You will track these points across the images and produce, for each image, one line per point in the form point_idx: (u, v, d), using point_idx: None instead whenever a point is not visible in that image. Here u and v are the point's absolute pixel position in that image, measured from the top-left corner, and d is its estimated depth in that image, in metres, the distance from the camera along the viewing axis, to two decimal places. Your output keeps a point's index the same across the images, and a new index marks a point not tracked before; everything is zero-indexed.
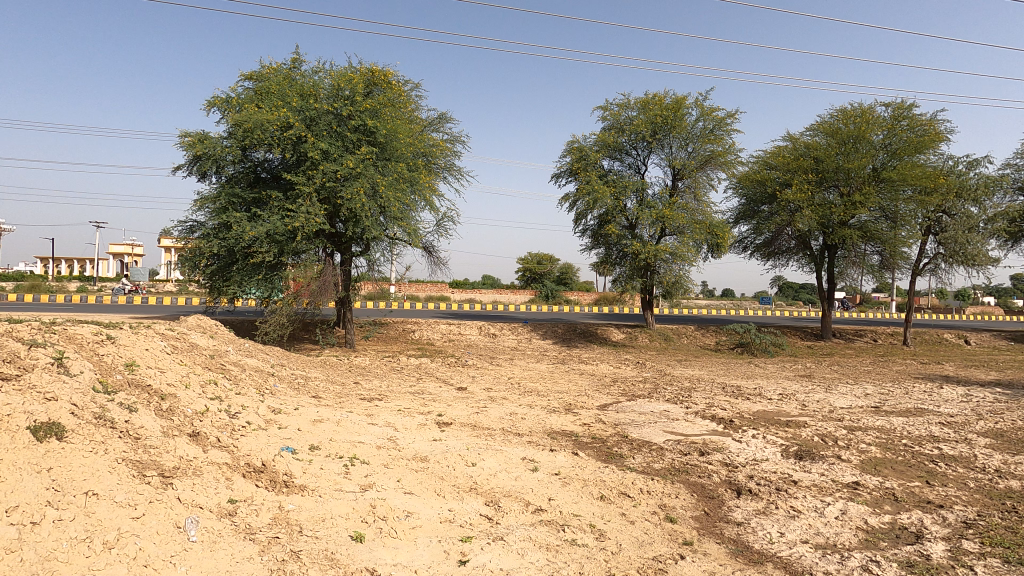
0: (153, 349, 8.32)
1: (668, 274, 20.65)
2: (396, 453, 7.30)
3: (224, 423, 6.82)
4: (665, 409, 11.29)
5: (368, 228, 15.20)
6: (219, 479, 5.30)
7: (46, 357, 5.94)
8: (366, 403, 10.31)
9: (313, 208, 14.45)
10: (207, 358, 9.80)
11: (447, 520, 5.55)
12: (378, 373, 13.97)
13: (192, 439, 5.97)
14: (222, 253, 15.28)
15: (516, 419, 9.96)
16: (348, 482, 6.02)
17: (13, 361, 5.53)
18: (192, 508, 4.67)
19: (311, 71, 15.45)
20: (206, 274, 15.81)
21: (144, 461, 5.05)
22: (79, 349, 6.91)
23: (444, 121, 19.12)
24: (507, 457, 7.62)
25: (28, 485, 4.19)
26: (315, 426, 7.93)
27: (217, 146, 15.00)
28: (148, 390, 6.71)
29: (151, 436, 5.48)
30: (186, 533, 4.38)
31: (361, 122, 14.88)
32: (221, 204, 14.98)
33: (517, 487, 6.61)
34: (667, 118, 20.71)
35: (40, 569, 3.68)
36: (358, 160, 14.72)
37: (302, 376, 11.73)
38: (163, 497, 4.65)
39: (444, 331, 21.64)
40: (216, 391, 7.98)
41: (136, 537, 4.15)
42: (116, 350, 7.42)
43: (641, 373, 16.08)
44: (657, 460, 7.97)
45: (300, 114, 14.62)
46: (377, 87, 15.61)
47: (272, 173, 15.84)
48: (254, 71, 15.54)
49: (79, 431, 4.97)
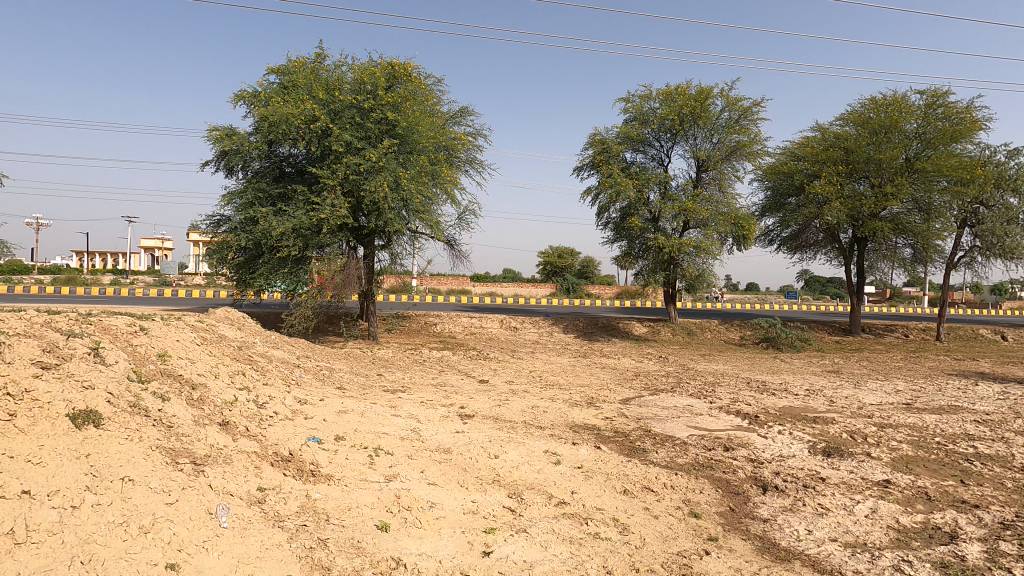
0: (184, 340, 8.52)
1: (691, 267, 20.40)
2: (420, 444, 7.36)
3: (253, 413, 6.96)
4: (689, 403, 11.17)
5: (391, 221, 15.29)
6: (248, 467, 5.41)
7: (83, 347, 6.13)
8: (389, 395, 10.44)
9: (338, 201, 14.55)
10: (235, 349, 10.00)
11: (470, 511, 5.58)
12: (401, 365, 14.12)
13: (221, 428, 6.11)
14: (249, 246, 15.52)
15: (538, 412, 9.95)
16: (373, 473, 6.10)
17: (52, 351, 5.71)
18: (223, 495, 4.78)
19: (335, 66, 15.55)
20: (232, 267, 16.06)
21: (177, 448, 5.18)
22: (114, 339, 7.12)
23: (466, 114, 19.15)
24: (530, 450, 7.64)
25: (68, 471, 4.31)
26: (340, 416, 8.03)
27: (244, 141, 15.29)
28: (180, 379, 6.88)
29: (183, 425, 5.62)
30: (217, 519, 4.48)
31: (383, 115, 14.92)
32: (248, 198, 15.21)
33: (540, 479, 6.62)
34: (692, 108, 20.33)
35: (80, 551, 3.78)
36: (380, 153, 14.79)
37: (327, 368, 11.91)
38: (195, 484, 4.76)
39: (465, 324, 21.77)
40: (245, 382, 8.17)
41: (171, 522, 4.26)
42: (148, 341, 7.62)
43: (664, 367, 15.95)
44: (681, 455, 7.88)
45: (324, 108, 14.77)
46: (399, 80, 15.51)
47: (297, 167, 16.04)
48: (281, 65, 15.73)
49: (115, 419, 5.11)
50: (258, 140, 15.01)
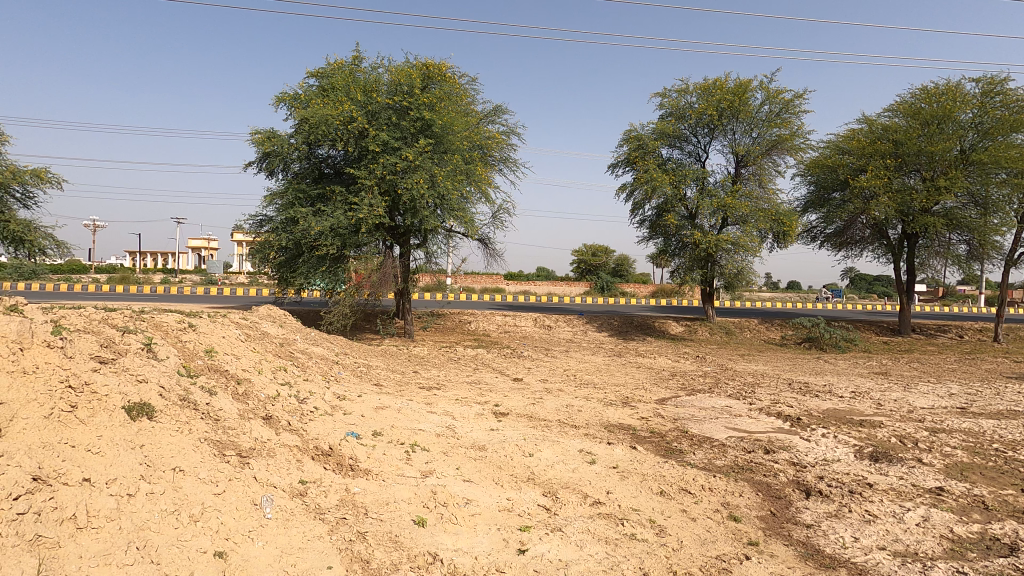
0: (229, 337, 8.84)
1: (730, 265, 19.93)
2: (455, 441, 7.44)
3: (294, 408, 7.17)
4: (727, 404, 10.92)
5: (426, 219, 15.46)
6: (291, 460, 5.58)
7: (137, 343, 6.42)
8: (425, 391, 10.58)
9: (375, 200, 14.80)
10: (277, 346, 10.31)
11: (506, 509, 5.61)
12: (436, 363, 14.29)
13: (265, 421, 6.32)
14: (289, 246, 15.95)
15: (573, 411, 9.91)
16: (409, 468, 6.20)
17: (109, 346, 6.00)
18: (267, 487, 4.94)
19: (372, 68, 15.83)
20: (274, 265, 16.55)
21: (224, 441, 5.38)
22: (165, 335, 7.44)
23: (500, 113, 19.22)
24: (565, 449, 7.62)
25: (124, 461, 4.43)
26: (377, 412, 8.18)
27: (285, 143, 15.72)
28: (226, 374, 7.13)
29: (229, 418, 5.83)
30: (262, 510, 4.63)
31: (418, 115, 15.10)
32: (288, 199, 15.63)
33: (575, 478, 6.59)
34: (731, 102, 19.83)
35: (135, 538, 3.85)
36: (416, 153, 14.98)
37: (365, 365, 12.15)
38: (241, 475, 4.94)
39: (500, 323, 21.85)
40: (286, 377, 8.42)
41: (218, 512, 4.40)
42: (196, 337, 7.94)
43: (701, 367, 15.64)
44: (719, 457, 7.72)
45: (361, 109, 15.04)
46: (434, 80, 15.71)
47: (335, 168, 16.40)
48: (320, 68, 16.10)
49: (167, 411, 5.34)
50: (299, 142, 15.40)
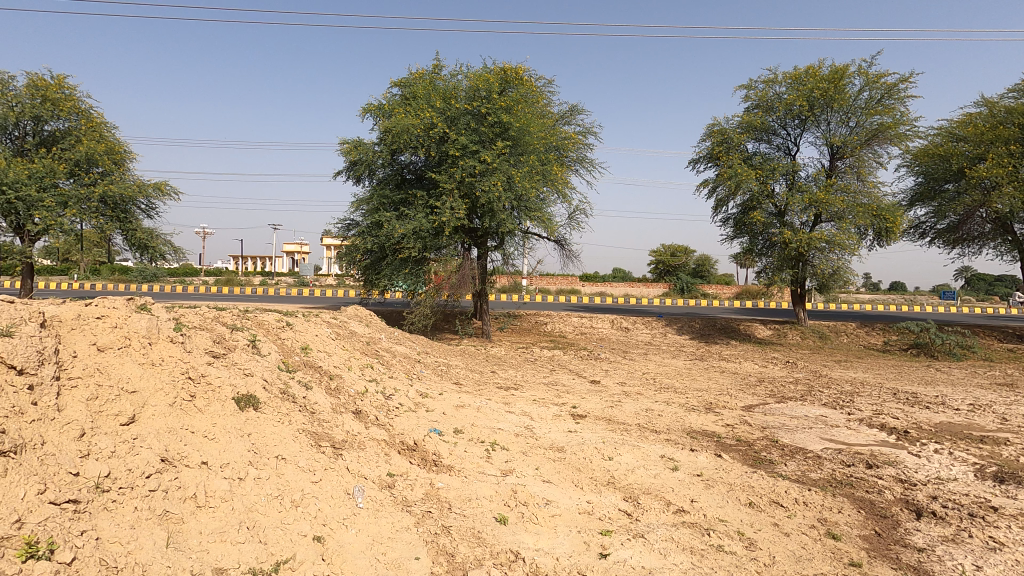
0: (322, 335, 9.40)
1: (824, 265, 18.62)
2: (534, 441, 7.47)
3: (381, 404, 7.51)
4: (822, 414, 10.19)
5: (504, 221, 15.65)
6: (379, 454, 5.85)
7: (244, 339, 6.99)
8: (503, 391, 10.71)
9: (455, 203, 15.18)
10: (364, 344, 10.85)
11: (586, 511, 5.56)
12: (513, 363, 14.43)
13: (355, 416, 6.67)
14: (375, 249, 16.69)
15: (653, 415, 9.65)
16: (490, 466, 6.31)
17: (221, 342, 6.56)
18: (358, 478, 5.21)
19: (451, 75, 16.27)
20: (361, 268, 17.38)
21: (319, 433, 5.74)
22: (267, 333, 8.05)
23: (576, 113, 19.15)
24: (645, 454, 7.44)
25: (235, 447, 4.81)
26: (458, 410, 8.39)
27: (370, 151, 16.50)
28: (320, 370, 7.60)
29: (323, 412, 6.21)
30: (354, 500, 4.88)
31: (497, 119, 15.35)
32: (374, 204, 16.39)
33: (656, 485, 6.42)
34: (825, 91, 18.54)
35: (246, 518, 4.13)
36: (494, 155, 15.22)
37: (444, 364, 12.49)
38: (335, 466, 5.24)
39: (576, 324, 21.70)
40: (373, 374, 8.83)
41: (316, 499, 4.68)
42: (293, 335, 8.51)
43: (792, 373, 14.72)
44: (814, 470, 7.23)
45: (442, 115, 15.49)
46: (511, 84, 15.96)
47: (417, 173, 16.99)
48: (403, 78, 16.76)
49: (270, 403, 5.76)
50: (383, 150, 16.11)
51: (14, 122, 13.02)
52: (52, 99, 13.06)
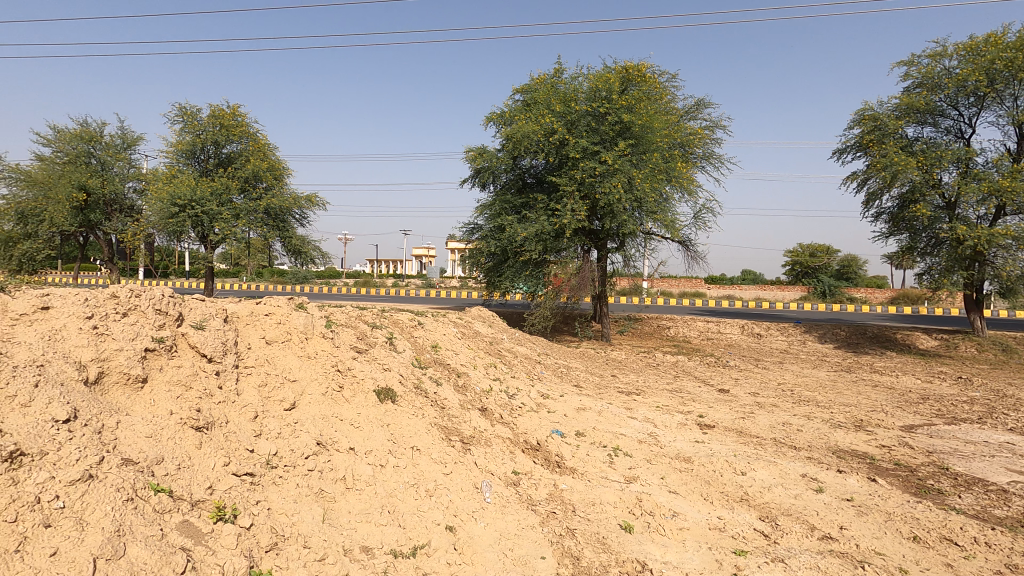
0: (449, 334, 9.89)
1: (1009, 265, 15.82)
2: (658, 449, 7.21)
3: (505, 402, 7.71)
4: (1009, 440, 8.64)
5: (625, 222, 15.30)
6: (505, 451, 6.01)
7: (383, 337, 7.56)
8: (624, 396, 10.47)
9: (575, 205, 15.14)
10: (488, 344, 11.23)
11: (717, 528, 5.24)
12: (634, 368, 14.05)
13: (482, 413, 6.92)
14: (497, 252, 17.18)
15: (791, 430, 8.85)
16: (613, 472, 6.19)
17: (364, 338, 7.15)
18: (486, 473, 5.39)
19: (572, 78, 16.30)
20: (484, 270, 17.99)
21: (450, 427, 6.03)
22: (402, 331, 8.65)
23: (703, 107, 18.21)
24: (784, 471, 6.84)
25: (377, 436, 5.21)
26: (579, 413, 8.35)
27: (494, 158, 17.05)
28: (448, 367, 8.00)
29: (453, 407, 6.53)
30: (482, 494, 5.05)
31: (618, 118, 15.08)
32: (496, 209, 16.90)
33: (798, 506, 5.87)
34: (1010, 60, 15.76)
35: (387, 503, 4.46)
36: (615, 156, 14.95)
37: (564, 366, 12.51)
38: (464, 460, 5.48)
39: (701, 329, 20.61)
40: (497, 373, 9.10)
41: (448, 490, 4.92)
42: (425, 333, 9.05)
43: (965, 391, 12.67)
44: (998, 506, 6.15)
45: (562, 119, 15.55)
46: (633, 83, 15.63)
47: (537, 177, 17.22)
48: (524, 84, 17.10)
49: (406, 397, 6.16)
50: (505, 156, 16.55)
51: (201, 148, 15.33)
52: (228, 125, 15.17)
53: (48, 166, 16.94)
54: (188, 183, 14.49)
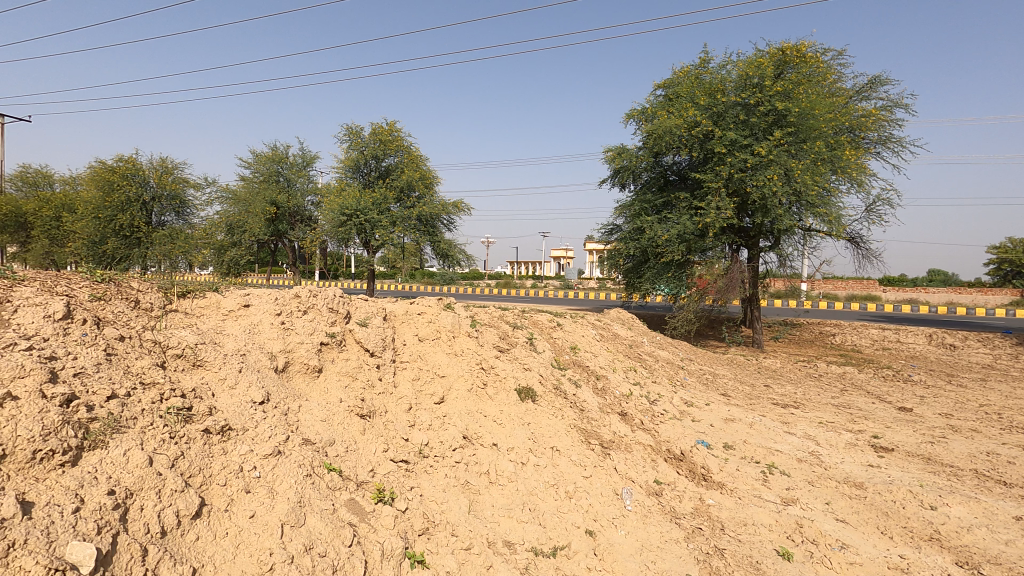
0: (588, 336, 9.82)
1: None
2: (822, 471, 6.44)
3: (646, 408, 7.46)
4: None
5: (781, 218, 13.92)
6: (646, 459, 5.82)
7: (523, 337, 7.75)
8: (780, 409, 9.54)
9: (722, 203, 14.14)
10: (627, 347, 10.96)
11: (898, 568, 4.54)
12: (792, 378, 12.74)
13: (622, 417, 6.78)
14: (636, 253, 16.67)
15: (999, 461, 7.37)
16: (768, 491, 5.67)
17: (506, 338, 7.39)
18: (626, 480, 5.27)
19: (719, 67, 15.30)
20: (623, 272, 17.56)
21: (589, 430, 5.99)
22: (541, 331, 8.79)
23: (878, 85, 15.94)
24: (988, 509, 5.71)
25: (518, 434, 5.32)
26: (728, 424, 7.79)
27: (634, 156, 16.62)
28: (587, 369, 7.95)
29: (592, 410, 6.48)
30: (623, 501, 4.93)
31: (771, 107, 13.80)
32: (636, 209, 16.43)
33: (1009, 554, 4.86)
34: None
35: (527, 500, 4.54)
36: (768, 147, 13.70)
37: (710, 373, 11.75)
38: (604, 464, 5.40)
39: (875, 338, 18.06)
40: (637, 378, 8.83)
41: (588, 494, 4.87)
42: (563, 335, 9.10)
43: None
44: None
45: (707, 112, 14.63)
46: (790, 66, 14.27)
47: (680, 174, 16.41)
48: (666, 79, 16.42)
49: (545, 397, 6.22)
50: (646, 154, 16.03)
51: (365, 162, 17.04)
52: (386, 141, 16.69)
53: (248, 185, 20.06)
54: (354, 194, 16.19)
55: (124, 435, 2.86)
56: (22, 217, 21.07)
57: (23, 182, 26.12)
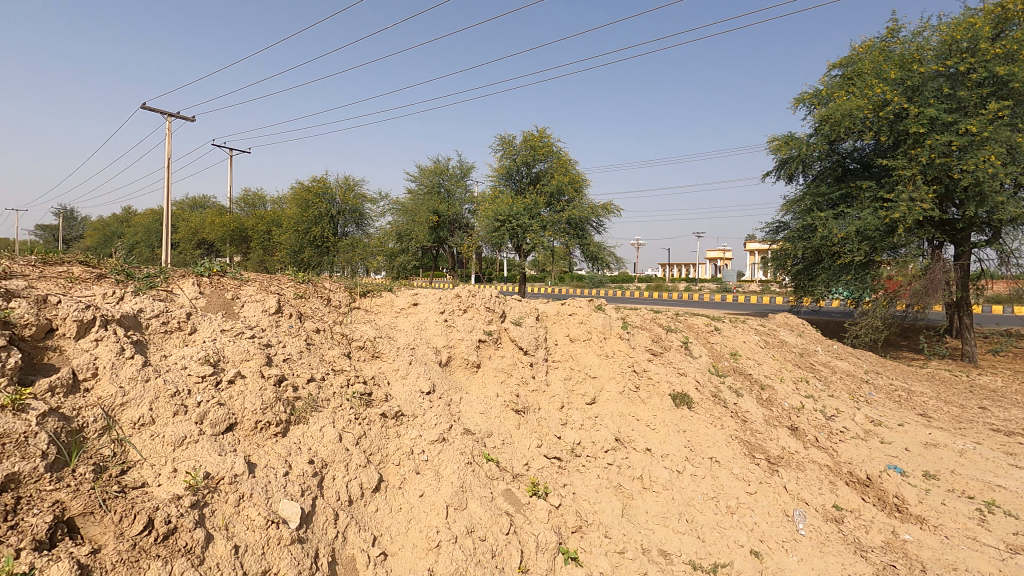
0: (751, 342, 9.06)
1: None
2: None
3: (821, 424, 6.65)
4: None
5: (1002, 207, 11.49)
6: (822, 480, 5.22)
7: (678, 341, 7.40)
8: (1003, 437, 7.85)
9: (918, 192, 12.07)
10: (797, 356, 9.89)
11: None
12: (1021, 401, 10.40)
13: (792, 432, 6.15)
14: (808, 254, 14.95)
15: None
16: (986, 533, 4.71)
17: (659, 341, 7.11)
18: (798, 501, 4.78)
19: (913, 36, 13.18)
20: (792, 274, 15.86)
21: (753, 443, 5.53)
22: (697, 336, 8.32)
23: None
24: None
25: (673, 440, 5.09)
26: (929, 450, 6.62)
27: (804, 144, 14.91)
28: (750, 378, 7.34)
29: (756, 422, 5.97)
30: (794, 524, 4.48)
31: (987, 74, 11.64)
32: (806, 204, 14.75)
33: None
34: None
35: (684, 511, 4.33)
36: (983, 122, 11.46)
37: (904, 390, 10.10)
38: (771, 481, 4.95)
39: None
40: (810, 390, 7.92)
41: (752, 512, 4.51)
42: (722, 340, 8.51)
43: None
44: None
45: (899, 87, 12.57)
46: (1012, 24, 12.01)
47: (863, 162, 14.38)
48: (844, 56, 14.55)
49: (702, 405, 5.85)
50: (819, 141, 14.27)
51: (516, 170, 17.67)
52: (536, 147, 17.12)
53: (414, 197, 21.98)
54: (507, 201, 16.90)
55: (320, 413, 3.30)
56: (243, 232, 25.49)
57: (244, 203, 31.59)
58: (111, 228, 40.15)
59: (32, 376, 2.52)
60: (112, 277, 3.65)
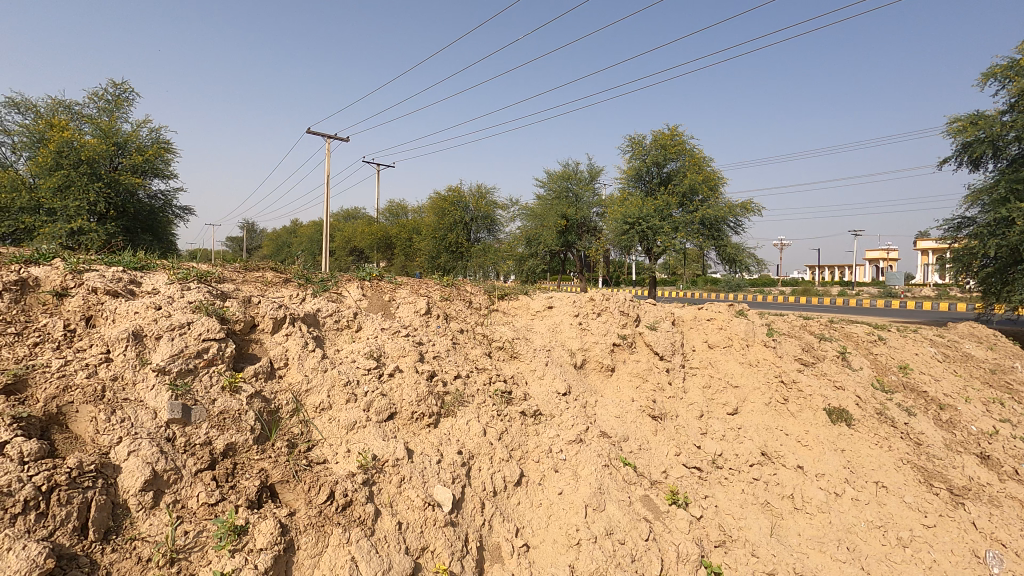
0: (925, 355, 7.91)
1: None
2: None
3: (1022, 454, 5.63)
4: None
5: None
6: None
7: (833, 351, 6.71)
8: None
9: None
10: (987, 372, 8.43)
11: None
12: None
13: (980, 461, 5.31)
14: (1002, 253, 12.65)
15: None
16: None
17: (811, 350, 6.50)
18: (991, 541, 4.23)
19: None
20: (979, 276, 13.52)
21: (931, 470, 4.85)
22: (856, 346, 7.47)
23: None
24: None
25: (829, 459, 4.63)
26: None
27: (996, 124, 12.67)
28: (925, 396, 6.42)
29: (933, 446, 5.23)
30: (987, 566, 4.01)
31: None
32: (1000, 194, 12.51)
33: None
34: None
35: (844, 538, 3.94)
36: None
37: None
38: (955, 515, 4.37)
39: None
40: (1005, 413, 6.72)
41: (930, 547, 4.02)
42: (888, 351, 7.55)
43: None
44: None
45: None
46: None
47: None
48: None
49: (865, 422, 5.22)
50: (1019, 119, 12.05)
51: (646, 171, 17.19)
52: (668, 146, 16.53)
53: (543, 203, 22.33)
54: (637, 203, 16.52)
55: (467, 408, 3.54)
56: (388, 240, 27.81)
57: (389, 213, 34.47)
58: (283, 239, 46.07)
59: (241, 361, 3.02)
60: (295, 280, 4.23)
